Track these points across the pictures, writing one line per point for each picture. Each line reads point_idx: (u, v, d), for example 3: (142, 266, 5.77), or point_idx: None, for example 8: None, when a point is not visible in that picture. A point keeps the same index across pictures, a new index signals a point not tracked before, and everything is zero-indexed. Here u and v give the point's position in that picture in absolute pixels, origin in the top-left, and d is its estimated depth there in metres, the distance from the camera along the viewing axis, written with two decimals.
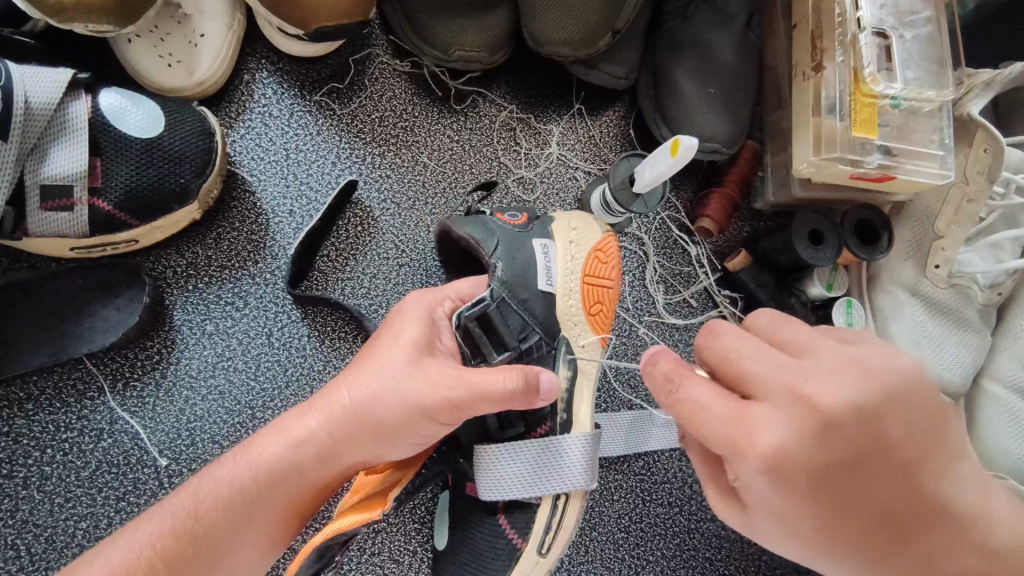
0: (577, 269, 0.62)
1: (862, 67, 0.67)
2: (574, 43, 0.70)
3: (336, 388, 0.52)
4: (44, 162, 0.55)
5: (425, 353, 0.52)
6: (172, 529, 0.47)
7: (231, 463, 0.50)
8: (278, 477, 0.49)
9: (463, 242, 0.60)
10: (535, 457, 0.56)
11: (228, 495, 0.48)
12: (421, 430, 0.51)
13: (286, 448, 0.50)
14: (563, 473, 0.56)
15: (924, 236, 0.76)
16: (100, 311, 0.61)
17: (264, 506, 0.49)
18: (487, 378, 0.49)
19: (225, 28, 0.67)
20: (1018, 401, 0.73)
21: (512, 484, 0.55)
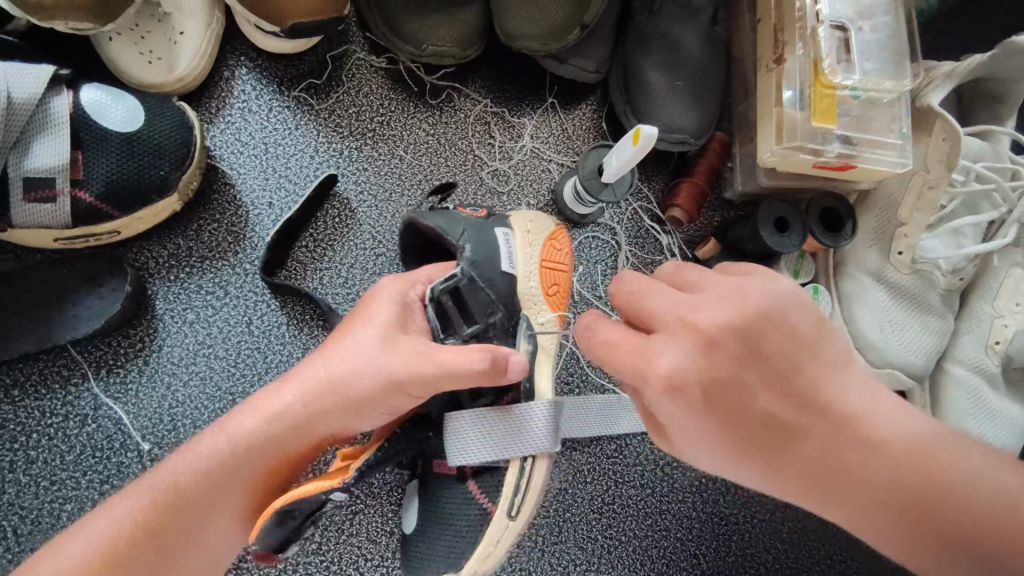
0: (535, 255, 0.65)
1: (821, 59, 0.69)
2: (543, 37, 0.72)
3: (313, 364, 0.54)
4: (27, 154, 0.57)
5: (399, 332, 0.54)
6: (151, 505, 0.49)
7: (205, 440, 0.52)
8: (251, 455, 0.51)
9: (429, 232, 0.62)
10: (500, 422, 0.57)
11: (203, 473, 0.50)
12: (392, 404, 0.53)
13: (259, 423, 0.52)
14: (529, 436, 0.57)
15: (887, 223, 0.79)
16: (83, 300, 0.63)
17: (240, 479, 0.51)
18: (451, 357, 0.51)
19: (203, 26, 0.68)
20: (978, 381, 0.76)
21: (480, 449, 0.57)
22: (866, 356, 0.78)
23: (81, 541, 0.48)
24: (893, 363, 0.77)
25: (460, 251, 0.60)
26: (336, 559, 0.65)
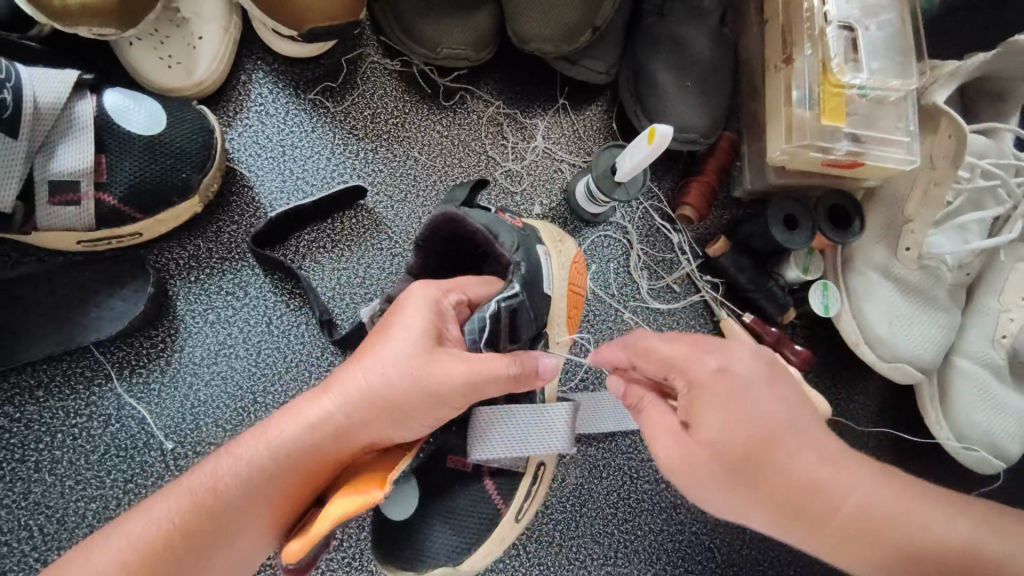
0: (566, 278, 0.66)
1: (829, 59, 0.71)
2: (556, 40, 0.73)
3: (348, 370, 0.54)
4: (52, 158, 0.58)
5: (432, 337, 0.53)
6: (186, 504, 0.50)
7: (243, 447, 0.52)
8: (286, 463, 0.51)
9: (476, 233, 0.58)
10: (524, 423, 0.59)
11: (240, 476, 0.51)
12: (425, 415, 0.52)
13: (297, 431, 0.52)
14: (546, 436, 0.60)
15: (895, 219, 0.80)
16: (106, 302, 0.64)
17: (273, 486, 0.51)
18: (489, 363, 0.52)
19: (222, 30, 0.70)
20: (986, 375, 0.78)
21: (505, 448, 0.58)
22: (875, 351, 0.79)
23: (119, 539, 0.48)
24: (901, 357, 0.78)
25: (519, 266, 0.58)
26: (358, 555, 0.65)
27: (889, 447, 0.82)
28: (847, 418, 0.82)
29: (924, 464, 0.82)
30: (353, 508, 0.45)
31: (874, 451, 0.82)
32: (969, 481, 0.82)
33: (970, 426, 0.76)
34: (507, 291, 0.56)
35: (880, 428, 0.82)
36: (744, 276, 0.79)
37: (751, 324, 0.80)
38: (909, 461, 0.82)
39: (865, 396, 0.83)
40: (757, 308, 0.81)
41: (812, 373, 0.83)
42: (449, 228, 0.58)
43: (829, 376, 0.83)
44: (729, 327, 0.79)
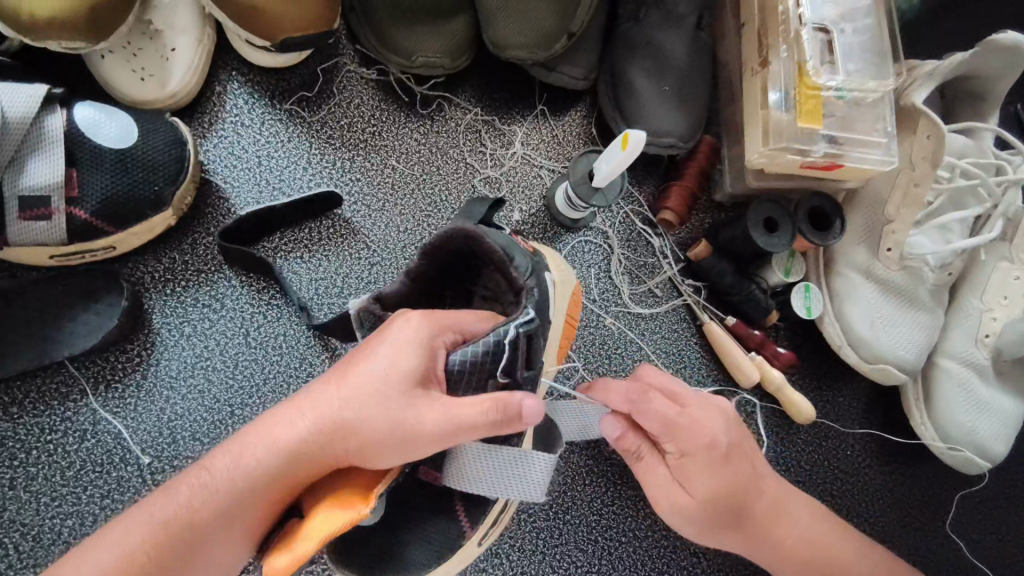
0: (562, 310, 0.65)
1: (805, 61, 0.71)
2: (531, 46, 0.73)
3: (325, 393, 0.49)
4: (22, 173, 0.58)
5: (414, 364, 0.48)
6: (154, 529, 0.47)
7: (215, 465, 0.49)
8: (256, 487, 0.47)
9: (493, 252, 0.55)
10: (502, 462, 0.54)
11: (209, 498, 0.48)
12: (399, 454, 0.47)
13: (270, 454, 0.48)
14: (522, 483, 0.55)
15: (876, 221, 0.80)
16: (79, 316, 0.64)
17: (244, 510, 0.47)
18: (473, 405, 0.47)
19: (195, 42, 0.69)
20: (970, 375, 0.77)
21: (478, 480, 0.54)
22: (858, 352, 0.79)
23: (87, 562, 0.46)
24: (885, 358, 0.77)
25: (530, 292, 0.55)
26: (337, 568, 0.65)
27: (875, 448, 0.82)
28: (832, 419, 0.82)
29: (911, 465, 0.81)
30: (335, 529, 0.43)
31: (860, 452, 0.81)
32: (956, 482, 0.81)
33: (955, 426, 0.76)
34: (516, 315, 0.52)
35: (866, 429, 0.82)
36: (726, 279, 0.79)
37: (734, 327, 0.80)
38: (895, 463, 0.81)
39: (851, 398, 0.83)
40: (739, 311, 0.81)
41: (796, 376, 0.82)
42: (462, 241, 0.56)
43: (814, 379, 0.83)
44: (711, 331, 0.79)
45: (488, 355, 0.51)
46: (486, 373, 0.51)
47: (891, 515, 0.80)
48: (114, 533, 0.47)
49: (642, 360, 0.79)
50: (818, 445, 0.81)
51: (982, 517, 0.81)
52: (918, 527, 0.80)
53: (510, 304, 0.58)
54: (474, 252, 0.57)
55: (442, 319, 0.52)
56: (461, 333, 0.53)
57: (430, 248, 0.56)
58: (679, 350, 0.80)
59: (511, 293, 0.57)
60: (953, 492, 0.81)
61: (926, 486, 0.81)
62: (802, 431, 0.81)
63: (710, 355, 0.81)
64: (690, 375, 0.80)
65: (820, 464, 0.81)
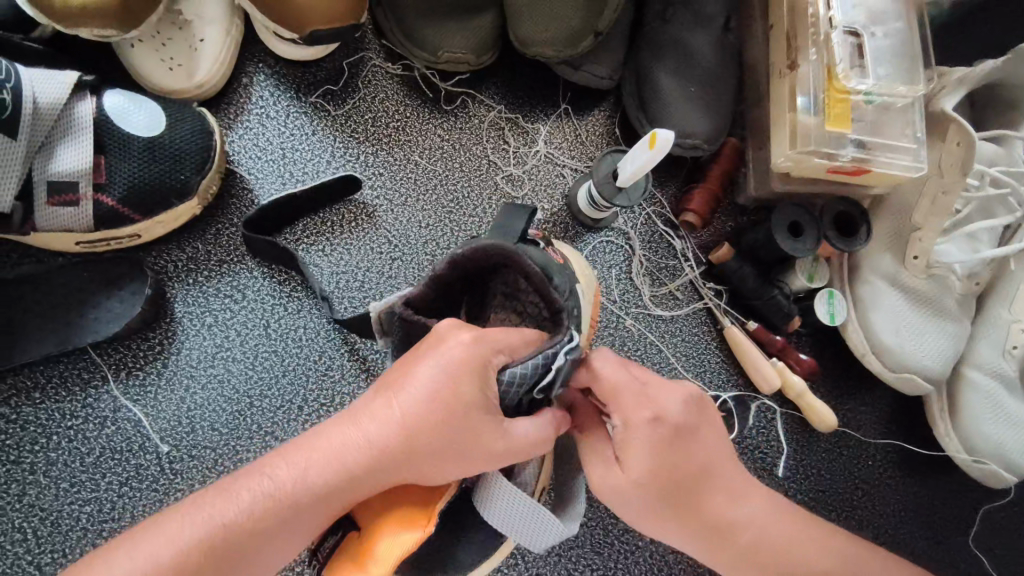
0: (585, 313, 0.65)
1: (834, 64, 0.70)
2: (557, 44, 0.73)
3: (382, 410, 0.49)
4: (51, 160, 0.58)
5: (477, 391, 0.48)
6: (212, 531, 0.45)
7: (269, 470, 0.48)
8: (312, 497, 0.47)
9: (528, 267, 0.56)
10: (521, 516, 0.52)
11: (263, 503, 0.47)
12: (457, 476, 0.49)
13: (331, 468, 0.47)
14: (531, 537, 0.53)
15: (902, 228, 0.79)
16: (103, 303, 0.64)
17: (300, 518, 0.47)
18: (528, 432, 0.50)
19: (223, 34, 0.70)
20: (998, 387, 0.76)
21: (498, 517, 0.53)
22: (882, 360, 0.77)
23: (136, 561, 0.44)
24: (910, 367, 0.76)
25: (571, 311, 0.56)
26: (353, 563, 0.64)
27: (896, 459, 0.80)
28: (853, 428, 0.80)
29: (933, 477, 0.80)
30: (407, 550, 0.46)
31: (881, 463, 0.80)
32: (979, 496, 0.80)
33: (979, 438, 0.75)
34: (563, 339, 0.52)
35: (887, 439, 0.80)
36: (748, 283, 0.78)
37: (756, 333, 0.79)
38: (916, 475, 0.80)
39: (872, 407, 0.82)
40: (761, 316, 0.80)
41: (817, 384, 0.81)
42: (502, 258, 0.56)
43: (835, 387, 0.82)
44: (731, 335, 0.78)
45: (534, 374, 0.51)
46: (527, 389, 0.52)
47: (911, 528, 0.78)
48: (167, 530, 0.46)
49: (661, 363, 0.78)
50: (838, 454, 0.80)
51: (1005, 532, 0.79)
52: (939, 540, 0.78)
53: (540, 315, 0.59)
54: (509, 265, 0.58)
55: (495, 337, 0.51)
56: (508, 353, 0.51)
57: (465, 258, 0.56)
58: (699, 354, 0.79)
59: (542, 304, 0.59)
60: (976, 506, 0.79)
61: (948, 498, 0.79)
62: (823, 439, 0.80)
63: (731, 360, 0.80)
64: (710, 380, 0.79)
65: (840, 473, 0.79)
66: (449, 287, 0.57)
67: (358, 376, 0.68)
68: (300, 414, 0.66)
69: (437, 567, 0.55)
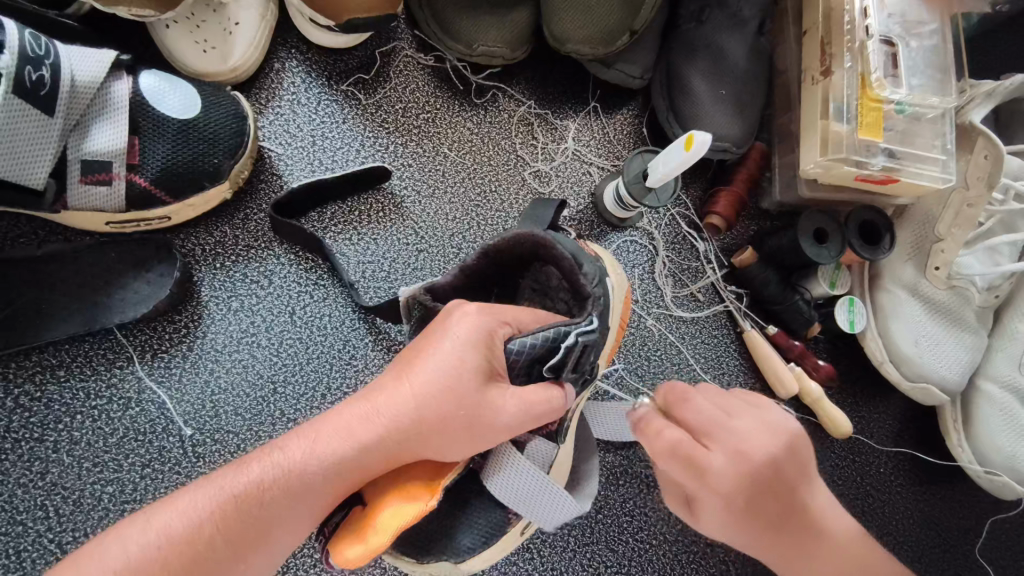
0: (617, 316, 0.64)
1: (870, 72, 0.70)
2: (592, 41, 0.73)
3: (395, 385, 0.49)
4: (86, 138, 0.58)
5: (485, 363, 0.49)
6: (224, 502, 0.45)
7: (283, 446, 0.48)
8: (324, 472, 0.47)
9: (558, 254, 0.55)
10: (532, 488, 0.54)
11: (276, 476, 0.46)
12: (462, 449, 0.49)
13: (343, 443, 0.47)
14: (539, 511, 0.55)
15: (924, 238, 0.79)
16: (131, 285, 0.64)
17: (313, 495, 0.47)
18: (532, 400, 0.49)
19: (258, 17, 0.69)
20: (1011, 399, 0.75)
21: (509, 490, 0.54)
22: (900, 369, 0.78)
23: (148, 529, 0.44)
24: (927, 377, 0.77)
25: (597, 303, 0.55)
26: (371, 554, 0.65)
27: (908, 466, 0.81)
28: (866, 435, 0.81)
29: (943, 486, 0.81)
30: (408, 521, 0.46)
31: (892, 470, 0.81)
32: (987, 506, 0.81)
33: (991, 448, 0.75)
34: (578, 321, 0.52)
35: (899, 448, 0.81)
36: (771, 288, 0.78)
37: (774, 337, 0.79)
38: (926, 483, 0.81)
39: (886, 415, 0.82)
40: (781, 320, 0.80)
41: (833, 390, 0.82)
42: (530, 246, 0.55)
43: (850, 394, 0.82)
44: (751, 337, 0.78)
45: (546, 348, 0.52)
46: (535, 360, 0.52)
47: (920, 536, 0.79)
48: (182, 502, 0.45)
49: (681, 364, 0.78)
50: (851, 460, 0.80)
51: (1011, 543, 0.80)
52: (946, 549, 0.79)
53: (568, 307, 0.58)
54: (539, 256, 0.57)
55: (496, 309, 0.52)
56: (516, 326, 0.52)
57: (493, 250, 0.56)
58: (718, 357, 0.80)
59: (569, 291, 0.58)
60: (984, 516, 0.80)
61: (957, 507, 0.80)
62: (836, 445, 0.81)
63: (749, 363, 0.80)
64: (728, 382, 0.79)
65: (852, 478, 0.80)
66: (479, 278, 0.58)
67: (382, 364, 0.68)
68: (324, 403, 0.66)
69: (461, 558, 0.55)
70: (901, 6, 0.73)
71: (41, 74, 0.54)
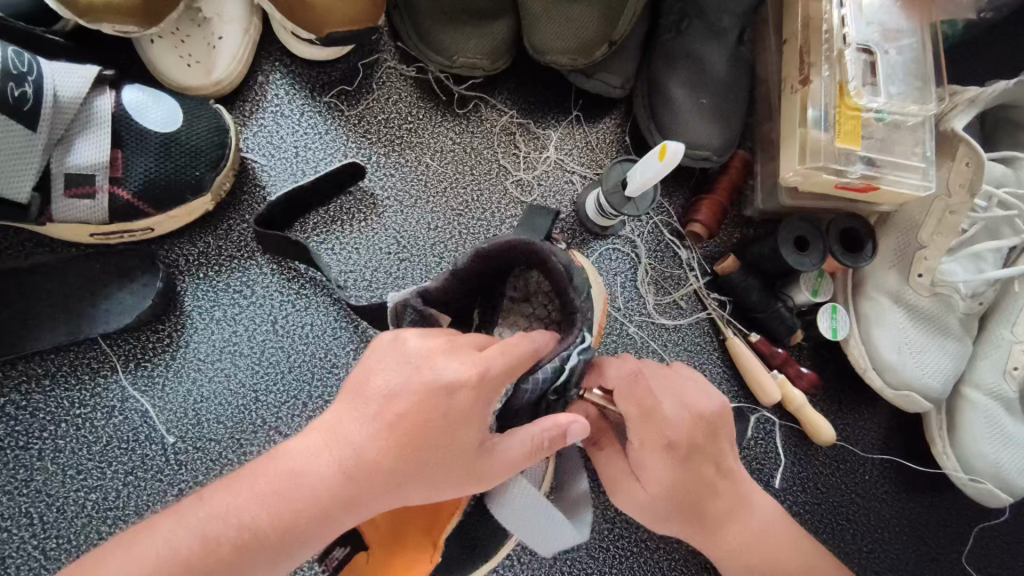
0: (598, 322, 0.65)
1: (847, 81, 0.70)
2: (571, 52, 0.73)
3: (343, 417, 0.48)
4: (70, 152, 0.60)
5: (470, 391, 0.47)
6: (193, 545, 0.43)
7: (215, 500, 0.45)
8: (266, 525, 0.44)
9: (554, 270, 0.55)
10: (530, 523, 0.50)
11: (209, 537, 0.43)
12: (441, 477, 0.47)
13: (288, 485, 0.45)
14: (538, 541, 0.52)
15: (907, 246, 0.79)
16: (115, 295, 0.65)
17: (257, 552, 0.43)
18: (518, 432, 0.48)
19: (241, 31, 0.71)
20: (996, 407, 0.76)
21: (509, 521, 0.50)
22: (883, 377, 0.78)
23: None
24: (910, 384, 0.77)
25: (584, 314, 0.56)
26: None
27: (894, 474, 0.81)
28: (851, 443, 0.81)
29: (929, 494, 0.81)
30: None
31: (878, 478, 0.81)
32: (974, 514, 0.80)
33: (976, 457, 0.75)
34: (576, 341, 0.54)
35: (885, 455, 0.81)
36: (753, 295, 0.78)
37: (758, 345, 0.79)
38: (912, 490, 0.80)
39: (871, 422, 0.82)
40: (764, 328, 0.80)
41: (817, 398, 0.82)
42: (527, 253, 0.55)
43: (835, 402, 0.82)
44: (733, 346, 0.79)
45: (551, 376, 0.53)
46: (542, 389, 0.53)
47: (905, 544, 0.79)
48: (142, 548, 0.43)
49: None
50: (835, 468, 0.80)
51: (999, 551, 0.80)
52: (933, 557, 0.79)
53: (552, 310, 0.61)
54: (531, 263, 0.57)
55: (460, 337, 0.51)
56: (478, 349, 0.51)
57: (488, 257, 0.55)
58: (700, 364, 0.80)
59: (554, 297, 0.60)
60: (971, 524, 0.80)
61: (944, 516, 0.80)
62: (820, 452, 0.81)
63: (733, 372, 0.80)
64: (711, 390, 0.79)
65: (837, 486, 0.80)
66: (470, 285, 0.58)
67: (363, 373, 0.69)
68: (305, 411, 0.67)
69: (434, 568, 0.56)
70: (879, 15, 0.74)
71: (23, 91, 0.55)
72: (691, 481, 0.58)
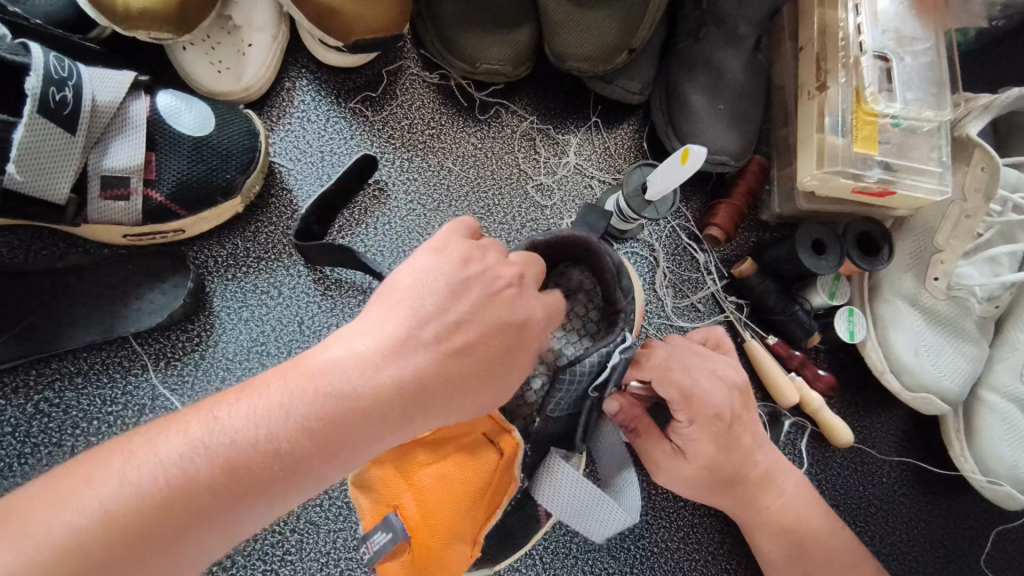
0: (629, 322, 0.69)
1: (863, 87, 0.71)
2: (592, 59, 0.75)
3: (385, 334, 0.44)
4: (105, 155, 0.61)
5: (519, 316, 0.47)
6: (194, 466, 0.38)
7: (230, 410, 0.41)
8: (292, 441, 0.40)
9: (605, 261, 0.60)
10: (579, 502, 0.55)
11: (226, 455, 0.39)
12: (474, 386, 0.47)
13: (317, 395, 0.41)
14: (586, 523, 0.56)
15: (923, 249, 0.80)
16: (146, 296, 0.66)
17: (273, 476, 0.40)
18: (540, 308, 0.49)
19: (271, 38, 0.72)
20: (1014, 410, 0.75)
21: (559, 503, 0.55)
22: (901, 380, 0.78)
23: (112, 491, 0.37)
24: (927, 387, 0.77)
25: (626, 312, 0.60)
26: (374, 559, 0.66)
27: (911, 477, 0.81)
28: (868, 445, 0.81)
29: (946, 497, 0.81)
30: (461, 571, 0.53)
31: (895, 480, 0.81)
32: (992, 518, 0.80)
33: (993, 459, 0.75)
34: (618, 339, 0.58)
35: (902, 458, 0.81)
36: (770, 298, 0.79)
37: (774, 348, 0.80)
38: (930, 493, 0.81)
39: (888, 425, 0.83)
40: (781, 331, 0.81)
41: (834, 400, 0.83)
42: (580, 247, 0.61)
43: (852, 404, 0.83)
44: (751, 349, 0.79)
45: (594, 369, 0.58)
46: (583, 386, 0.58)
47: (924, 547, 0.79)
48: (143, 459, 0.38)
49: None
50: (853, 470, 0.81)
51: (1017, 554, 0.80)
52: (952, 560, 0.79)
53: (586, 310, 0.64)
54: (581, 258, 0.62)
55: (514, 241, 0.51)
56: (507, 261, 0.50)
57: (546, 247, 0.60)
58: None
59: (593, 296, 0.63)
60: (989, 527, 0.80)
61: (961, 518, 0.80)
62: (838, 455, 0.81)
63: (752, 374, 0.81)
64: None
65: (855, 488, 0.80)
66: None
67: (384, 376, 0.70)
68: None
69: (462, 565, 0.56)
70: (896, 22, 0.75)
71: (65, 95, 0.56)
72: (730, 452, 0.62)
